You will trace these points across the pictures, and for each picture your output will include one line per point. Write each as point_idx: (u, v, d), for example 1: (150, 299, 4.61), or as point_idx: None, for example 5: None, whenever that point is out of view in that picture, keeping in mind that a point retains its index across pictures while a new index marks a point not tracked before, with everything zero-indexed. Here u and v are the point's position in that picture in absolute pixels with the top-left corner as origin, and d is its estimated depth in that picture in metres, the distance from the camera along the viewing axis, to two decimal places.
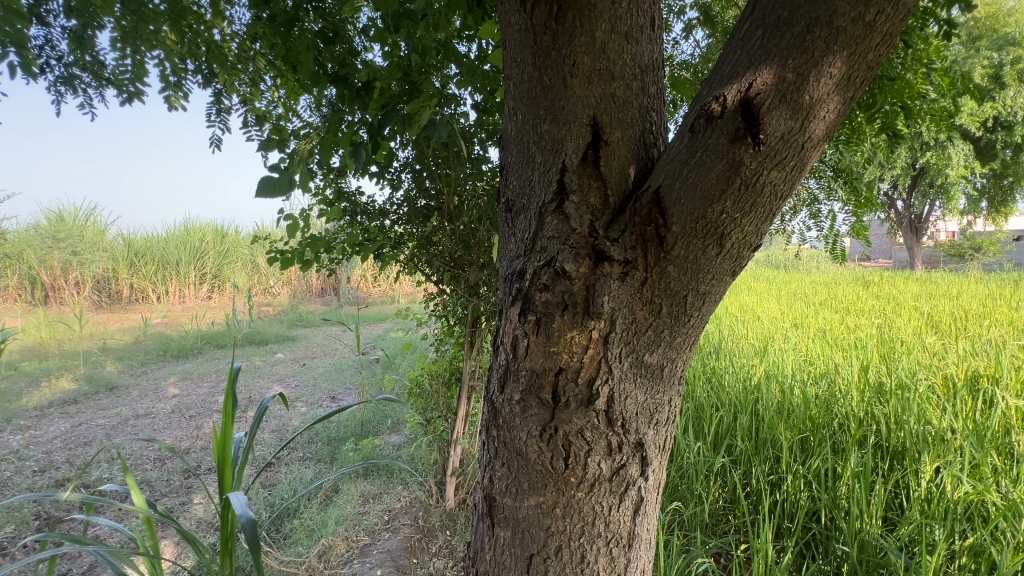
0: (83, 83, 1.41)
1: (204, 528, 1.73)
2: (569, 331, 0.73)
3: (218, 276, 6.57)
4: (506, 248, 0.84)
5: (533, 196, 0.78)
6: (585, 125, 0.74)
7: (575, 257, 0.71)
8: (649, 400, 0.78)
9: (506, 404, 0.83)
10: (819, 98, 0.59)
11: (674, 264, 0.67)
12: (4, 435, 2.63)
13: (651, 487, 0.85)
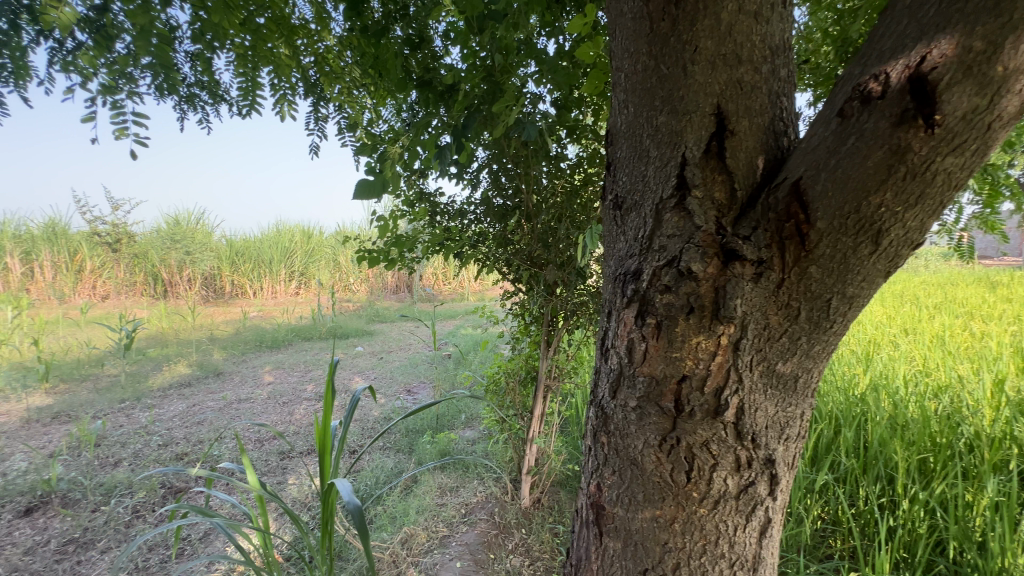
0: (202, 101, 1.56)
1: (299, 507, 1.87)
2: (696, 336, 0.73)
3: (304, 274, 7.06)
4: (615, 247, 0.86)
5: (648, 192, 0.78)
6: (708, 115, 0.72)
7: (702, 257, 0.70)
8: (780, 413, 0.77)
9: (619, 411, 0.85)
10: (1018, 67, 0.50)
11: (818, 264, 0.63)
12: (135, 412, 3.01)
13: (779, 505, 0.84)
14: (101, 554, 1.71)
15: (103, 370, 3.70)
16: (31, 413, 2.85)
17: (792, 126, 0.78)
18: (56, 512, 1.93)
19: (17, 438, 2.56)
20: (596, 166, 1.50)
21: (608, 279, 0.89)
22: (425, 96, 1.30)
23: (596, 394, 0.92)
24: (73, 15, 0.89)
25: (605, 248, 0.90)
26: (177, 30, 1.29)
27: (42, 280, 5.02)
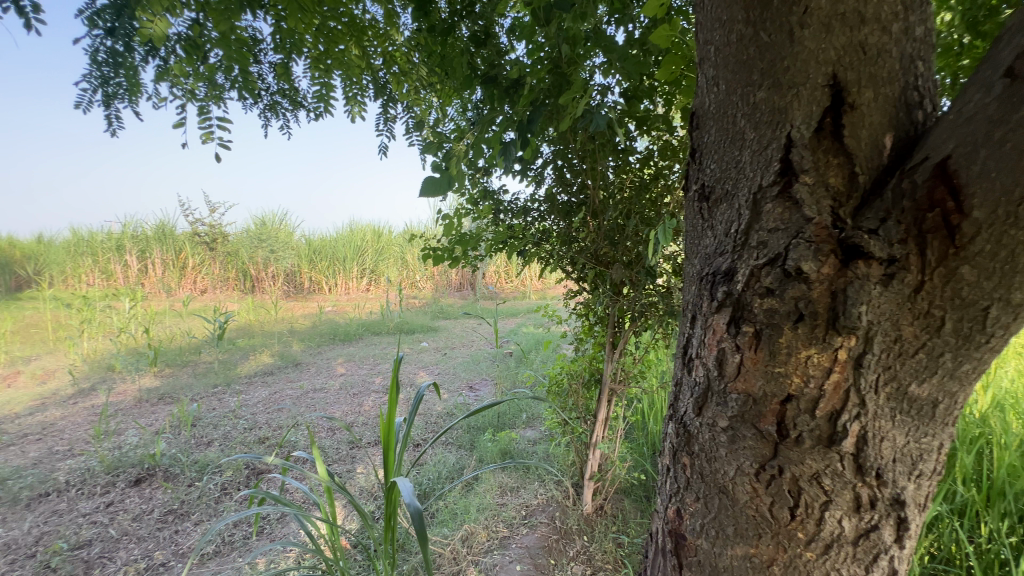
0: (284, 108, 1.66)
1: (365, 496, 1.94)
2: (806, 350, 0.68)
3: (375, 272, 7.33)
4: (704, 243, 0.83)
5: (744, 180, 0.75)
6: (820, 87, 0.67)
7: (815, 255, 0.66)
8: (911, 446, 0.69)
9: (704, 429, 0.83)
10: None
11: (972, 264, 0.55)
12: (226, 396, 3.30)
13: (907, 557, 0.76)
14: (194, 526, 1.87)
15: (200, 357, 4.08)
16: (142, 393, 3.20)
17: (928, 97, 0.70)
18: (159, 484, 2.14)
19: (130, 416, 2.88)
20: (668, 159, 1.39)
21: (694, 279, 0.86)
22: (489, 92, 1.24)
23: (678, 408, 0.91)
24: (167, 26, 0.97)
25: (690, 246, 0.88)
26: (260, 43, 1.37)
27: (155, 276, 5.68)
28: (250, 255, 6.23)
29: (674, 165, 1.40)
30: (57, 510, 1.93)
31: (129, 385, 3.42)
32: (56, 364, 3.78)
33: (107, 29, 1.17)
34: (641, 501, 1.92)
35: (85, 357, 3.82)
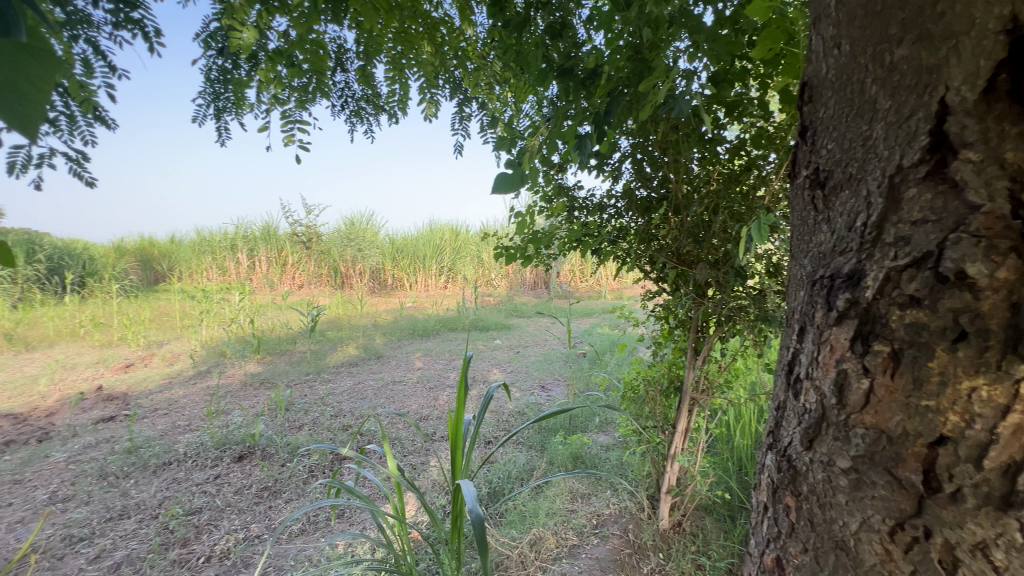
0: (367, 113, 1.73)
1: (436, 490, 1.97)
2: (970, 380, 0.60)
3: (452, 269, 7.52)
4: (818, 239, 0.78)
5: (878, 159, 0.68)
6: (996, 36, 0.57)
7: (985, 259, 0.57)
8: None
9: (814, 466, 0.78)
10: None
11: None
12: (316, 383, 3.56)
13: None
14: (285, 503, 2.02)
15: (296, 346, 4.45)
16: (247, 378, 3.55)
17: None
18: (257, 462, 2.35)
19: (237, 398, 3.21)
20: (763, 147, 1.25)
21: (804, 283, 0.81)
22: (564, 85, 1.18)
23: (779, 439, 0.87)
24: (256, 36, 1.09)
25: (798, 242, 0.82)
26: (344, 50, 1.44)
27: (260, 272, 6.79)
28: (341, 254, 6.79)
29: (769, 154, 1.26)
30: (177, 478, 2.19)
31: (238, 369, 3.81)
32: (182, 348, 4.33)
33: (218, 51, 1.37)
34: (724, 521, 1.76)
35: (203, 343, 4.33)
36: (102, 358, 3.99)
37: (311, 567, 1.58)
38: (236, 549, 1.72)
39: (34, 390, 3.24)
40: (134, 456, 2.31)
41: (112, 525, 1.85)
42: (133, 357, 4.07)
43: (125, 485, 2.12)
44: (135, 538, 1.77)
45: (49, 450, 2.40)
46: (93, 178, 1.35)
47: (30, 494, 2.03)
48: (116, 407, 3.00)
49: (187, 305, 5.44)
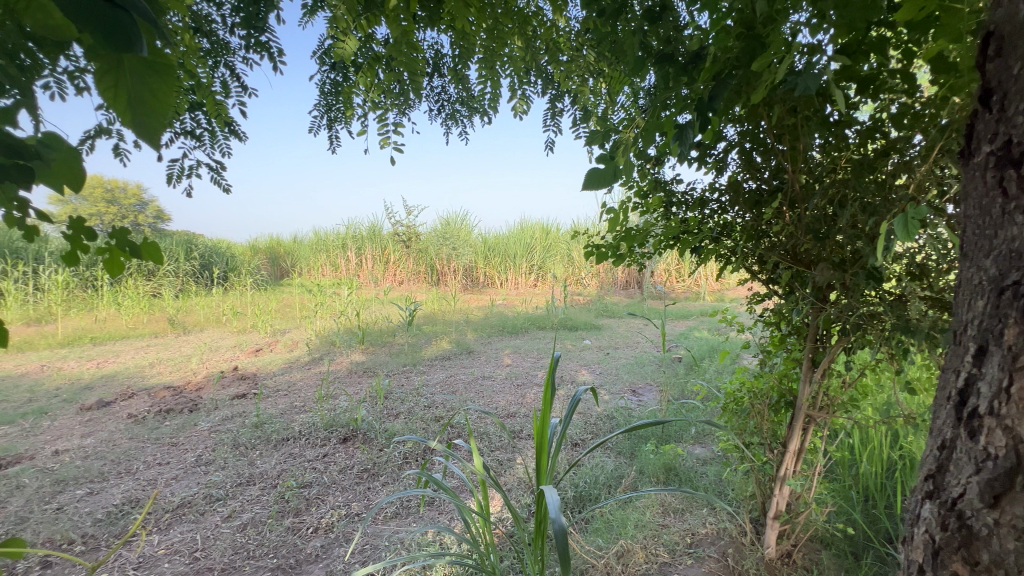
0: (461, 114, 1.78)
1: (521, 488, 1.97)
2: None
3: (542, 268, 7.50)
4: (1009, 234, 0.73)
5: None
6: None
7: None
8: None
9: (1006, 526, 0.75)
10: None
11: None
12: (412, 374, 3.77)
13: None
14: (381, 486, 2.15)
15: (395, 338, 4.75)
16: (353, 366, 3.87)
17: None
18: (358, 445, 2.53)
19: (344, 384, 3.50)
20: (906, 128, 1.03)
21: (987, 289, 0.76)
22: (663, 72, 1.08)
23: (944, 488, 0.85)
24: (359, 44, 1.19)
25: (976, 241, 0.78)
26: (441, 55, 1.49)
27: (366, 269, 7.42)
28: (436, 252, 7.15)
29: (915, 136, 1.03)
30: (293, 453, 2.44)
31: (345, 358, 4.16)
32: (300, 336, 4.84)
33: (332, 66, 1.52)
34: (845, 558, 1.53)
35: (317, 333, 4.80)
36: (238, 342, 4.61)
37: (402, 551, 1.66)
38: (338, 524, 1.87)
39: (188, 367, 3.84)
40: (260, 431, 2.62)
41: (241, 489, 2.10)
42: (262, 342, 4.64)
43: (252, 455, 2.41)
44: (258, 504, 2.00)
45: (197, 419, 2.82)
46: (230, 185, 1.55)
47: (181, 456, 2.39)
48: (248, 386, 3.44)
49: (306, 299, 6.09)
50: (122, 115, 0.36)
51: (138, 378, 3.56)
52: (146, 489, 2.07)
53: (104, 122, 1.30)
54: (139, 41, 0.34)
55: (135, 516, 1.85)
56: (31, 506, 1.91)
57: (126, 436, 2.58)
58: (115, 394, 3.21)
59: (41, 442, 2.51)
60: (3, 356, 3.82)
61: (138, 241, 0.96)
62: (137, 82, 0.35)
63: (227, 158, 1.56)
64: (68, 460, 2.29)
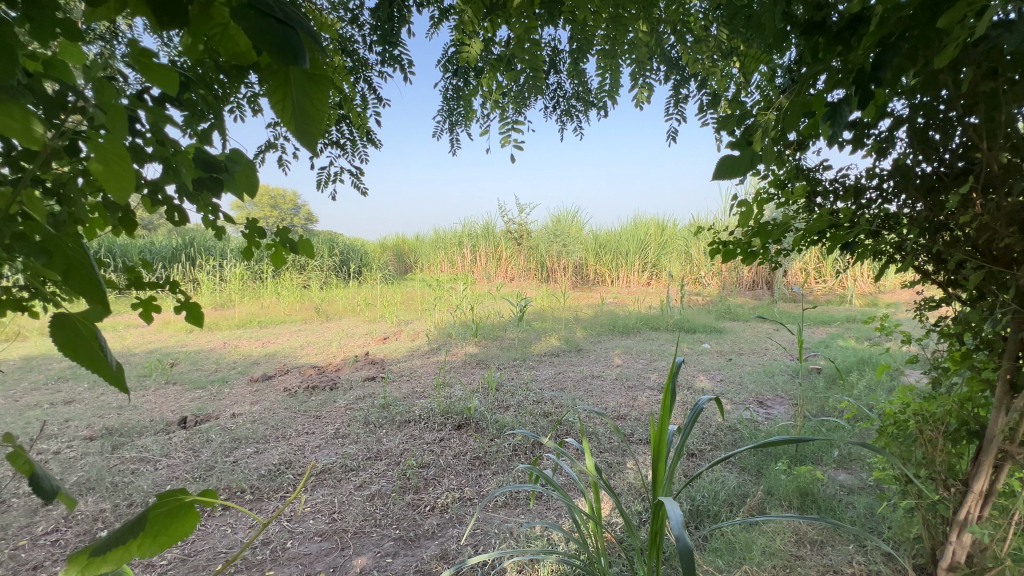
0: (577, 109, 1.76)
1: (631, 494, 1.90)
2: None
3: (656, 265, 7.13)
4: None
5: None
6: None
7: None
8: None
9: None
10: None
11: None
12: (522, 368, 3.85)
13: None
14: (492, 475, 2.23)
15: (506, 333, 4.89)
16: (467, 358, 4.08)
17: None
18: (472, 433, 2.65)
19: (459, 374, 3.70)
20: None
21: None
22: (811, 44, 0.93)
23: None
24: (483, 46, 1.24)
25: None
26: (558, 51, 1.48)
27: (480, 266, 7.78)
28: (546, 249, 7.30)
29: None
30: (414, 434, 2.64)
31: (460, 349, 4.39)
32: (421, 327, 5.22)
33: (454, 72, 1.60)
34: None
35: (436, 325, 5.14)
36: (369, 330, 5.12)
37: (511, 541, 1.70)
38: (452, 506, 1.98)
39: (330, 350, 4.38)
40: (387, 411, 2.89)
41: (370, 463, 2.33)
42: (388, 330, 5.10)
43: (380, 433, 2.66)
44: (384, 478, 2.20)
45: (336, 396, 3.20)
46: (366, 188, 1.72)
47: (324, 427, 2.73)
48: (377, 370, 3.81)
49: (426, 293, 6.56)
50: (288, 122, 0.40)
51: (292, 358, 4.15)
52: (297, 453, 2.39)
53: (273, 137, 1.53)
54: (301, 50, 0.38)
55: (288, 476, 2.15)
56: (216, 457, 2.32)
57: (283, 406, 3.03)
58: (275, 370, 3.78)
59: (223, 405, 3.05)
60: (199, 334, 4.73)
61: (296, 238, 1.12)
62: (299, 90, 0.40)
63: (365, 164, 1.73)
64: (241, 422, 2.76)
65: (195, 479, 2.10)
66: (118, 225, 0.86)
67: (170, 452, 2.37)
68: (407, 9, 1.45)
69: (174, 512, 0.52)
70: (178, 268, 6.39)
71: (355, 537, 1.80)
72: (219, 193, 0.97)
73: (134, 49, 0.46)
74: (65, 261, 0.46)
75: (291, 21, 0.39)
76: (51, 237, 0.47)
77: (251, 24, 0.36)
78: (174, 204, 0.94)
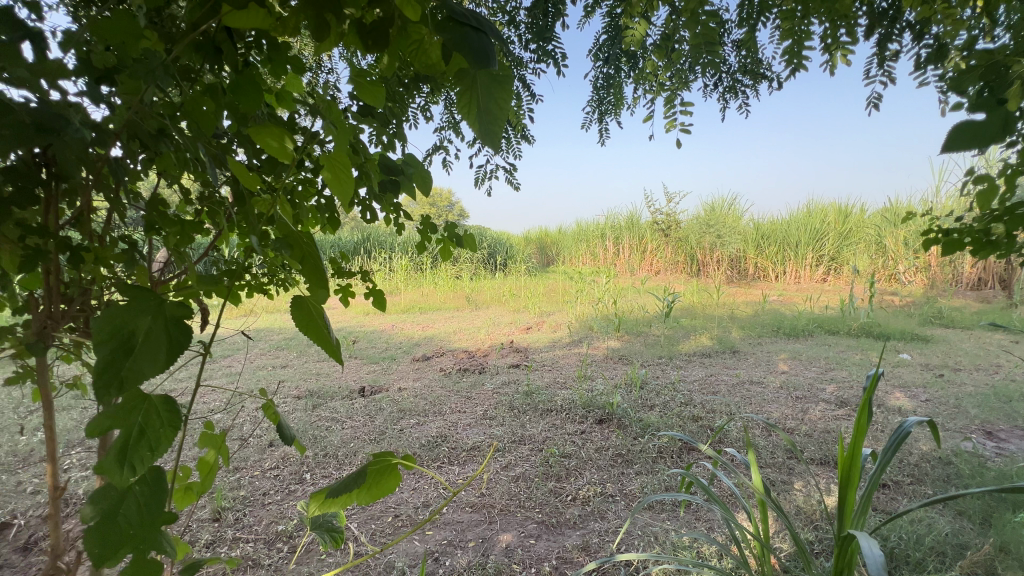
0: (743, 85, 1.58)
1: (802, 519, 1.67)
2: None
3: (837, 258, 6.07)
4: None
5: None
6: None
7: None
8: None
9: None
10: None
11: None
12: (668, 367, 3.64)
13: None
14: (635, 474, 2.17)
15: (650, 329, 4.68)
16: (609, 352, 4.01)
17: None
18: (614, 428, 2.61)
19: (600, 368, 3.65)
20: None
21: None
22: None
23: None
24: (644, 27, 1.19)
25: None
26: (725, 21, 1.35)
27: (623, 258, 7.69)
28: (697, 241, 6.77)
29: None
30: (556, 424, 2.69)
31: (602, 343, 4.33)
32: (563, 319, 5.29)
33: (605, 60, 1.56)
34: None
35: (578, 317, 5.16)
36: (514, 319, 5.37)
37: (656, 547, 1.63)
38: (594, 500, 1.98)
39: (479, 337, 4.71)
40: (530, 399, 3.00)
41: (515, 445, 2.45)
42: (531, 321, 5.28)
43: (524, 418, 2.78)
44: (527, 462, 2.29)
45: (484, 380, 3.43)
46: (518, 183, 1.78)
47: (474, 408, 2.95)
48: (521, 358, 3.97)
49: (568, 286, 6.63)
50: (472, 125, 0.43)
51: (447, 342, 4.56)
52: (451, 429, 2.63)
53: (439, 140, 1.68)
54: (491, 52, 0.41)
55: (444, 449, 2.38)
56: (387, 424, 2.68)
57: (440, 385, 3.36)
58: (433, 352, 4.21)
59: (393, 380, 3.50)
60: (375, 317, 5.50)
61: (461, 233, 1.21)
62: (484, 90, 0.42)
63: (518, 160, 1.79)
64: (406, 395, 3.13)
65: (372, 441, 2.45)
66: (327, 224, 1.02)
67: (354, 415, 2.81)
68: (562, 2, 1.45)
69: (383, 468, 0.64)
70: (359, 259, 7.50)
71: (502, 514, 1.91)
72: (398, 194, 1.10)
73: (354, 73, 0.54)
74: (303, 253, 0.57)
75: (485, 28, 0.42)
76: (292, 233, 0.58)
77: (451, 35, 0.40)
78: (366, 204, 1.09)
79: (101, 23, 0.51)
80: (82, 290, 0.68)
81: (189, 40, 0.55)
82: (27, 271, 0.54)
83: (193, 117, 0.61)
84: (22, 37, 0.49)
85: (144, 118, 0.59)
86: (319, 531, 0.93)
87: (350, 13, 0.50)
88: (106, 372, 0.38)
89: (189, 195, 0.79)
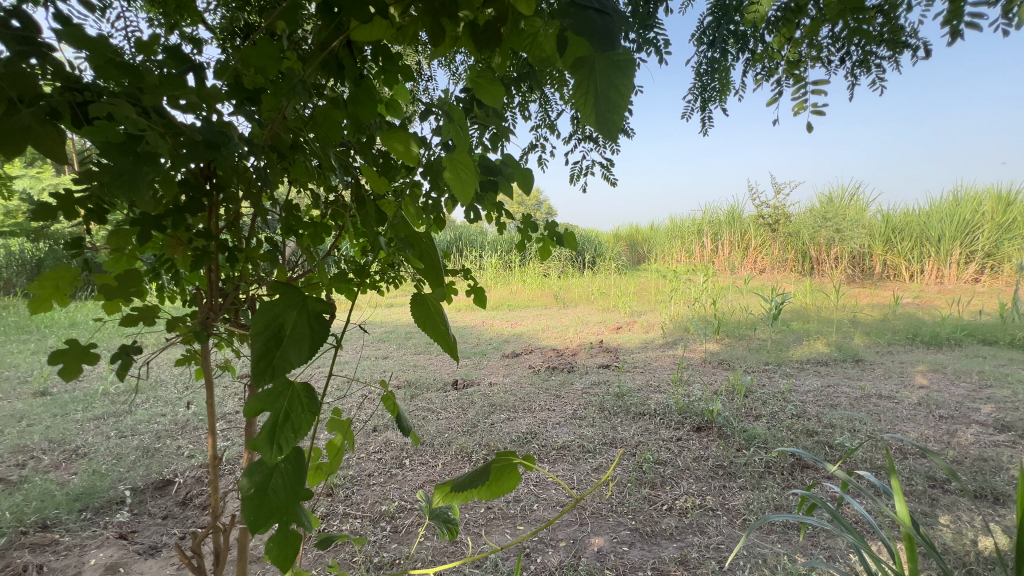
0: (877, 57, 1.38)
1: (954, 561, 1.42)
2: None
3: (995, 254, 4.94)
4: None
5: None
6: None
7: None
8: None
9: None
10: None
11: None
12: (777, 375, 3.31)
13: None
14: (739, 489, 2.01)
15: (755, 333, 4.31)
16: (707, 356, 3.76)
17: None
18: (714, 438, 2.44)
19: (698, 372, 3.44)
20: None
21: None
22: None
23: None
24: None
25: None
26: None
27: (722, 255, 7.26)
28: (811, 235, 6.24)
29: None
30: (650, 429, 2.58)
31: (699, 346, 4.09)
32: (655, 320, 5.07)
33: (710, 42, 1.45)
34: None
35: (672, 318, 4.91)
36: (603, 318, 5.26)
37: (767, 572, 1.50)
38: (693, 512, 1.86)
39: (567, 335, 4.67)
40: (621, 401, 2.91)
41: (605, 447, 2.39)
42: (621, 320, 5.12)
43: (615, 420, 2.70)
44: (619, 466, 2.21)
45: (573, 379, 3.40)
46: (616, 179, 1.72)
47: (563, 407, 2.93)
48: (611, 358, 3.88)
49: (660, 284, 6.34)
50: (586, 114, 0.42)
51: (536, 339, 4.60)
52: (540, 427, 2.64)
53: (535, 139, 1.68)
54: (615, 36, 0.41)
55: (534, 446, 2.39)
56: (478, 417, 2.76)
57: (529, 382, 3.39)
58: (522, 349, 4.26)
59: (484, 374, 3.61)
60: (467, 314, 5.71)
61: (561, 230, 1.20)
62: (605, 75, 0.40)
63: (614, 155, 1.74)
64: (497, 391, 3.20)
65: (465, 433, 2.54)
66: (433, 224, 1.06)
67: (448, 407, 2.93)
68: None
69: (502, 464, 0.64)
70: (451, 258, 7.83)
71: (593, 517, 1.87)
72: (498, 194, 1.11)
73: (470, 74, 0.56)
74: (422, 252, 0.60)
75: (608, 9, 0.42)
76: (413, 232, 0.61)
77: (576, 19, 0.41)
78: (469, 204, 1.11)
79: (249, 51, 0.58)
80: (235, 286, 0.77)
81: (319, 58, 0.59)
82: (196, 269, 0.63)
83: (323, 128, 0.67)
84: (188, 69, 0.57)
85: (284, 133, 0.66)
86: (435, 521, 0.98)
87: (465, 16, 0.52)
88: (262, 359, 0.42)
89: (316, 200, 0.87)
